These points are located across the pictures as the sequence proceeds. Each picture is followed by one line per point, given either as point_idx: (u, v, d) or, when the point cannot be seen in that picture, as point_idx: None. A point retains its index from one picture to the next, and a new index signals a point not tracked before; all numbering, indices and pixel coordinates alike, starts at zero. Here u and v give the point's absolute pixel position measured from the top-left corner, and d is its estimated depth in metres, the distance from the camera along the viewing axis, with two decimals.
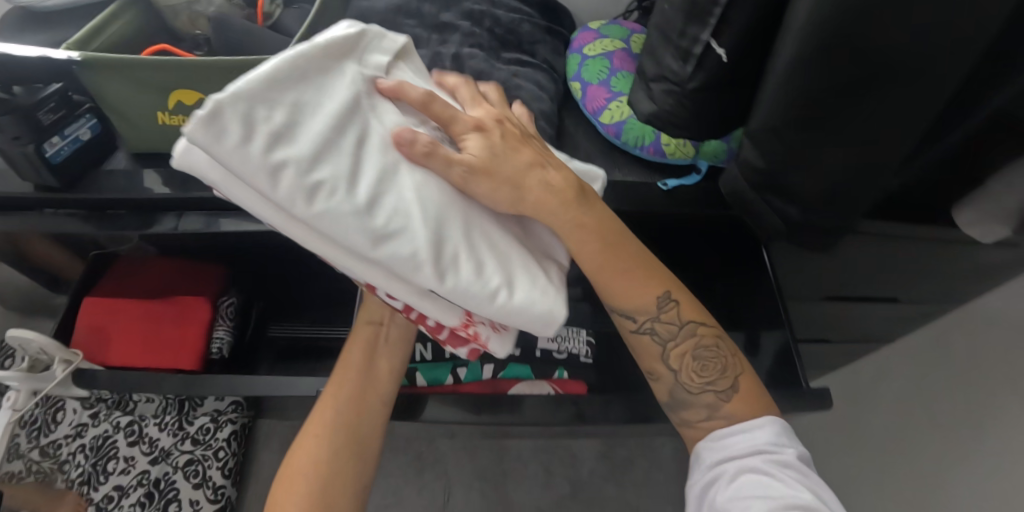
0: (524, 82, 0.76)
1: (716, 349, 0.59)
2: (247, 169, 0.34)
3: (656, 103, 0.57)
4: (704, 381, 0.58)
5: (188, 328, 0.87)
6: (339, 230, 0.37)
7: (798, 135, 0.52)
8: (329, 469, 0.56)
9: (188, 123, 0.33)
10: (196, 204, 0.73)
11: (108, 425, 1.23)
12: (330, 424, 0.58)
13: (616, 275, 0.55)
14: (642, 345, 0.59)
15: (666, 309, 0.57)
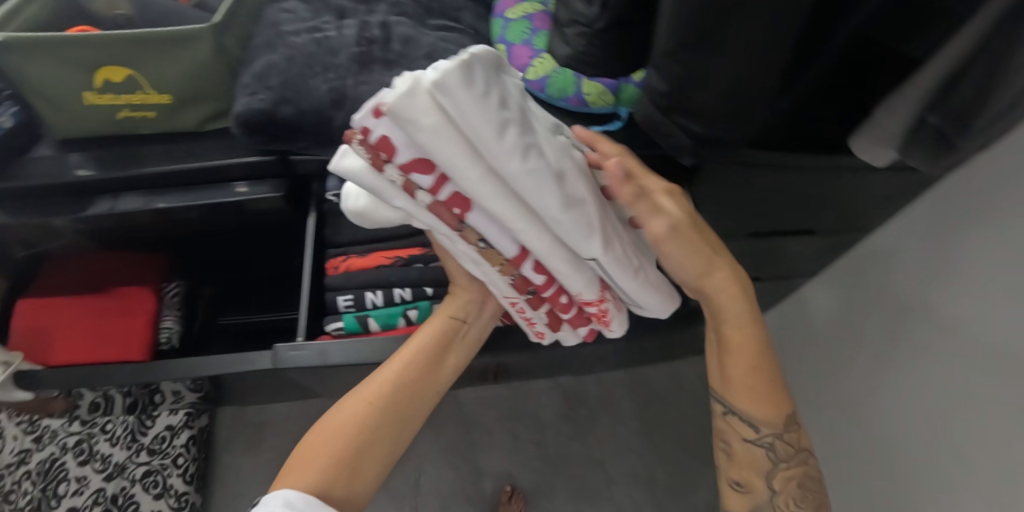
0: (452, 46, 0.80)
1: (811, 480, 0.66)
2: (488, 119, 0.43)
3: (571, 45, 0.59)
4: (796, 508, 0.64)
5: (136, 320, 0.87)
6: (540, 189, 0.46)
7: (693, 58, 0.52)
8: (370, 434, 0.56)
9: (445, 68, 0.41)
10: (132, 184, 0.73)
11: (54, 447, 1.16)
12: (377, 400, 0.57)
13: (754, 384, 0.63)
14: (751, 452, 0.65)
15: (789, 434, 0.64)
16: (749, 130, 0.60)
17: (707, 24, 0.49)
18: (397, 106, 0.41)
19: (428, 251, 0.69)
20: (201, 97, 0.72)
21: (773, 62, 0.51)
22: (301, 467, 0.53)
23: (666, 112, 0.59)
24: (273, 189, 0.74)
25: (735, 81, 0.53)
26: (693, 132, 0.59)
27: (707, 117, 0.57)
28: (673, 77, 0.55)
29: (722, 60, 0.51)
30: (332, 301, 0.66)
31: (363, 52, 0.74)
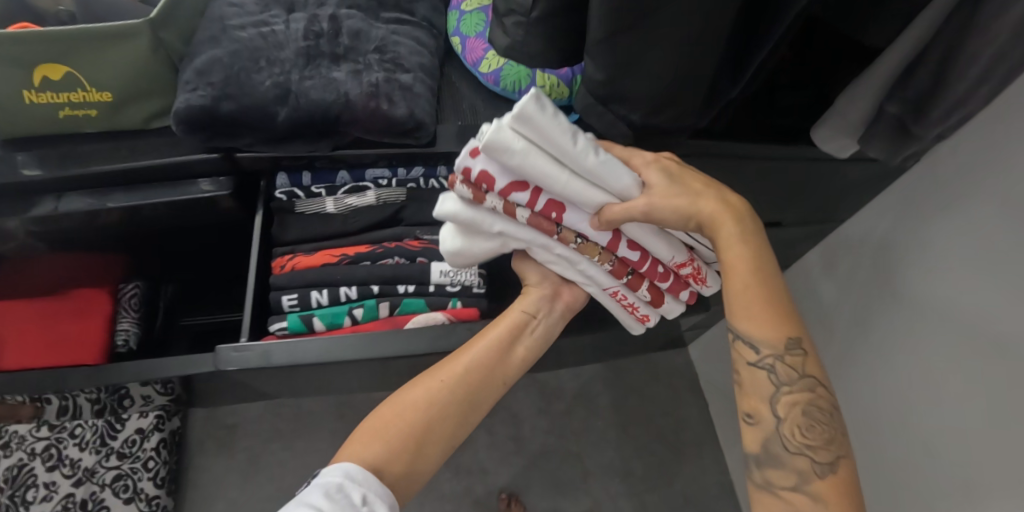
0: (404, 39, 0.78)
1: (829, 415, 0.55)
2: (564, 129, 0.53)
3: (510, 36, 0.59)
4: (805, 442, 0.54)
5: (91, 323, 0.86)
6: (615, 172, 0.56)
7: (625, 49, 0.51)
8: (432, 417, 0.58)
9: (527, 98, 0.51)
10: (77, 186, 0.72)
11: (21, 453, 1.13)
12: (445, 387, 0.60)
13: (745, 299, 0.57)
14: (753, 377, 0.57)
15: (794, 355, 0.56)
16: (690, 114, 0.60)
17: (636, 14, 0.48)
18: (499, 140, 0.52)
19: (375, 248, 0.69)
20: (145, 94, 0.70)
21: (706, 46, 0.52)
22: (363, 443, 0.55)
23: (600, 105, 0.58)
24: (221, 188, 0.73)
25: (671, 66, 0.53)
26: (632, 121, 0.59)
27: (645, 107, 0.57)
28: (605, 70, 0.54)
29: (655, 47, 0.51)
30: (276, 302, 0.65)
31: (310, 47, 0.73)
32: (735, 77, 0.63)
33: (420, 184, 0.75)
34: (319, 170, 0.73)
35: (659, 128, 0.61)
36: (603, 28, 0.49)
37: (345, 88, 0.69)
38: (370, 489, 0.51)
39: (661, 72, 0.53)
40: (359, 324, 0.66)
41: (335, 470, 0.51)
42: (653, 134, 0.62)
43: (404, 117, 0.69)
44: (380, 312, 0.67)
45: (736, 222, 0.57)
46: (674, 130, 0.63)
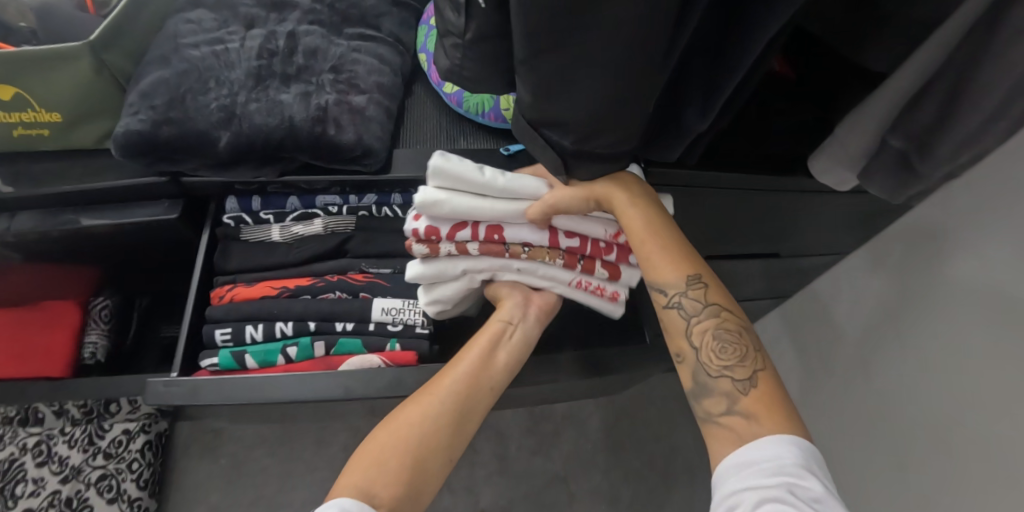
0: (364, 57, 0.75)
1: (742, 336, 0.55)
2: (470, 164, 0.60)
3: (449, 58, 0.54)
4: (723, 365, 0.54)
5: (57, 336, 0.85)
6: (525, 179, 0.62)
7: (547, 70, 0.45)
8: (420, 434, 0.54)
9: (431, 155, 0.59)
10: (28, 203, 0.70)
11: (14, 447, 1.16)
12: (432, 405, 0.56)
13: (648, 251, 0.59)
14: (669, 321, 0.58)
15: (696, 289, 0.56)
16: (630, 142, 0.53)
17: (552, 34, 0.41)
18: (423, 194, 0.58)
19: (316, 282, 0.66)
20: (96, 113, 0.69)
21: (643, 79, 0.44)
22: (354, 473, 0.51)
23: (534, 123, 0.52)
24: (167, 211, 0.70)
25: (602, 96, 0.46)
26: (565, 146, 0.53)
27: (577, 132, 0.51)
28: (530, 87, 0.47)
29: (580, 73, 0.44)
30: (209, 335, 0.64)
31: (262, 66, 0.70)
32: (704, 111, 0.54)
33: (371, 212, 0.72)
34: (269, 194, 0.71)
35: (597, 156, 0.54)
36: (521, 44, 0.43)
37: (289, 112, 0.66)
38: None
39: (592, 98, 0.46)
40: (292, 363, 0.64)
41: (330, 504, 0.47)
42: (593, 164, 0.55)
43: (350, 143, 0.66)
44: (315, 351, 0.64)
45: (626, 191, 0.60)
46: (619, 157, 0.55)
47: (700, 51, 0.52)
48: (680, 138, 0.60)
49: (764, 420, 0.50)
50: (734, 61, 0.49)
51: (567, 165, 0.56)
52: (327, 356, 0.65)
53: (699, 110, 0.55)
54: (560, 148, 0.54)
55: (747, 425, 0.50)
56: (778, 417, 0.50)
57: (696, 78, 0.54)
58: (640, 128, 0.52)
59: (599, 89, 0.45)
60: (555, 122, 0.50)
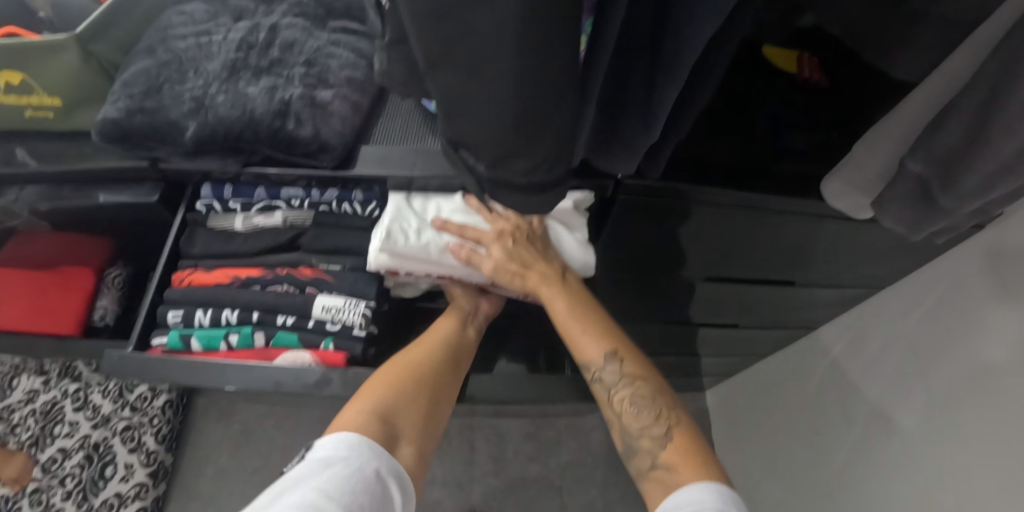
0: (341, 50, 0.75)
1: (654, 400, 0.68)
2: (415, 252, 0.68)
3: (379, 61, 0.55)
4: (642, 426, 0.67)
5: (72, 297, 0.92)
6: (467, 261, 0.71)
7: (449, 85, 0.41)
8: (419, 379, 0.66)
9: (377, 248, 0.66)
10: (36, 179, 0.77)
11: (57, 391, 1.29)
12: (424, 356, 0.69)
13: (573, 336, 0.72)
14: (597, 392, 0.71)
15: (613, 364, 0.70)
16: (551, 174, 0.48)
17: (444, 43, 0.38)
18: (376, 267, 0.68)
19: (266, 274, 0.70)
20: (93, 99, 0.74)
21: (549, 104, 0.41)
22: (369, 401, 0.62)
23: (452, 144, 0.50)
24: (148, 193, 0.75)
25: (505, 123, 0.42)
26: (481, 172, 0.50)
27: (486, 158, 0.47)
28: (438, 101, 0.44)
29: (473, 94, 0.41)
30: (162, 315, 0.68)
31: (238, 58, 0.72)
32: (647, 121, 0.50)
33: (331, 207, 0.72)
34: (240, 184, 0.72)
35: (516, 188, 0.50)
36: (419, 52, 0.40)
37: (252, 105, 0.67)
38: (380, 462, 0.57)
39: (492, 118, 0.42)
40: (234, 350, 0.68)
41: (347, 430, 0.58)
42: (513, 199, 0.51)
43: (307, 138, 0.66)
44: (255, 341, 0.68)
45: (550, 285, 0.72)
46: (552, 187, 0.51)
47: (642, 55, 0.46)
48: (630, 151, 0.55)
49: (679, 468, 0.63)
50: (672, 65, 0.44)
51: (488, 196, 0.53)
52: (266, 347, 0.69)
53: (643, 122, 0.51)
54: (479, 171, 0.50)
55: (668, 475, 0.63)
56: (690, 465, 0.62)
57: (638, 86, 0.49)
58: (561, 157, 0.47)
59: (496, 109, 0.41)
60: (467, 141, 0.47)
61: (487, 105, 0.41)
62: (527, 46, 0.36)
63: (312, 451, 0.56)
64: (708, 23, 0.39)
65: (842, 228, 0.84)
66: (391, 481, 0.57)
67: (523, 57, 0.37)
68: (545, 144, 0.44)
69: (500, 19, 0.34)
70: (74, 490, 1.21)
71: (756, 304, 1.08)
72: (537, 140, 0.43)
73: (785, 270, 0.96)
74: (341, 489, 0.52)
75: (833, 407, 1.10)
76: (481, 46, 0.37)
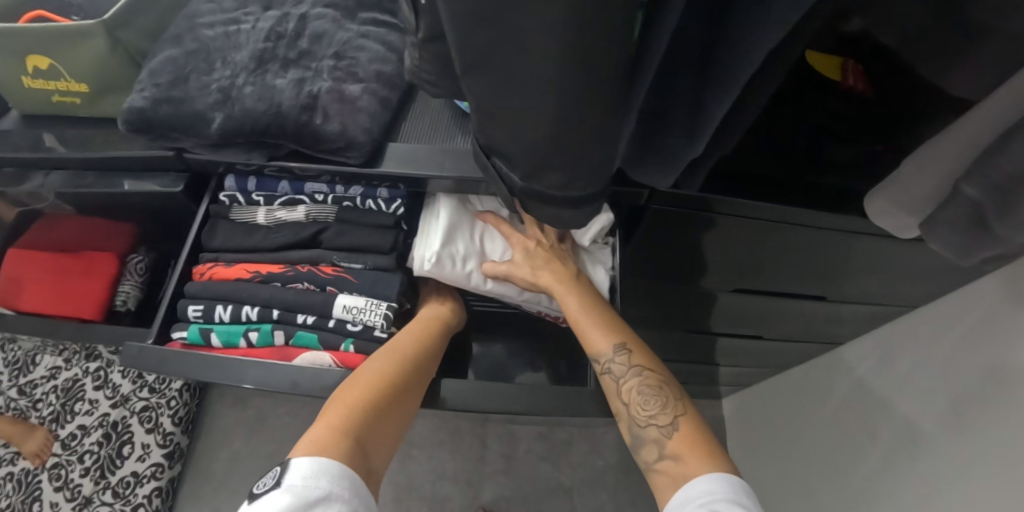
0: (371, 43, 0.73)
1: (662, 389, 0.66)
2: (454, 273, 0.72)
3: (412, 60, 0.53)
4: (649, 415, 0.64)
5: (95, 281, 0.92)
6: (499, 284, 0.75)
7: (485, 95, 0.40)
8: (392, 391, 0.62)
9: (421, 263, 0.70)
10: (63, 164, 0.76)
11: (78, 369, 1.31)
12: (391, 367, 0.64)
13: (584, 328, 0.69)
14: (604, 385, 0.68)
15: (622, 355, 0.67)
16: (588, 188, 0.47)
17: (483, 55, 0.36)
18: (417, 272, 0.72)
19: (286, 271, 0.69)
20: (120, 86, 0.73)
21: (588, 123, 0.39)
22: (335, 428, 0.56)
23: (486, 150, 0.49)
24: (173, 184, 0.74)
25: (540, 138, 0.41)
26: (514, 181, 0.49)
27: (521, 168, 0.46)
28: (472, 108, 0.43)
29: (511, 106, 0.39)
30: (183, 310, 0.68)
31: (266, 49, 0.70)
32: (692, 135, 0.48)
33: (356, 203, 0.71)
34: (264, 176, 0.72)
35: (550, 198, 0.48)
36: (455, 60, 0.38)
37: (280, 98, 0.66)
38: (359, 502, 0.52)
39: (530, 131, 0.40)
40: (253, 347, 0.68)
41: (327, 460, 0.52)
42: (546, 209, 0.50)
43: (333, 135, 0.65)
44: (275, 340, 0.68)
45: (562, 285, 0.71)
46: (587, 199, 0.49)
47: (691, 66, 0.44)
48: (669, 164, 0.53)
49: (688, 458, 0.61)
50: (723, 80, 0.41)
51: (520, 202, 0.52)
52: (285, 345, 0.68)
53: (687, 136, 0.48)
54: (514, 179, 0.49)
55: (676, 467, 0.61)
56: (701, 457, 0.60)
57: (685, 97, 0.46)
58: (599, 172, 0.45)
59: (535, 122, 0.39)
60: (503, 149, 0.45)
61: (526, 118, 0.39)
62: (569, 68, 0.34)
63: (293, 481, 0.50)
64: (769, 39, 0.36)
65: (882, 246, 0.80)
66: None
67: (565, 78, 0.35)
68: (583, 160, 0.43)
69: (544, 35, 0.32)
70: (92, 466, 1.25)
71: (782, 317, 1.05)
72: (575, 154, 0.41)
73: (816, 285, 0.93)
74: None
75: (857, 427, 1.06)
76: (523, 60, 0.35)
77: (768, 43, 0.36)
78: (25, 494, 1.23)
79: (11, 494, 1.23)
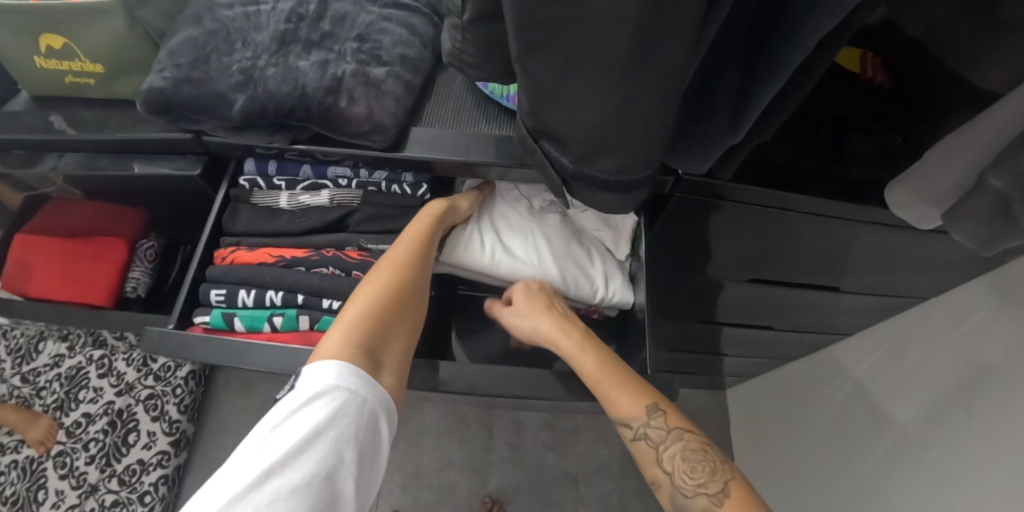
0: (393, 26, 0.72)
1: (706, 452, 0.62)
2: (472, 260, 0.76)
3: (451, 41, 0.52)
4: (696, 483, 0.60)
5: (105, 265, 0.91)
6: (517, 271, 0.76)
7: (544, 75, 0.40)
8: (399, 286, 0.64)
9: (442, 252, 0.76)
10: (76, 146, 0.75)
11: (82, 357, 1.30)
12: (405, 259, 0.66)
13: (612, 389, 0.65)
14: (639, 451, 0.64)
15: (658, 417, 0.63)
16: (640, 174, 0.48)
17: (549, 31, 0.36)
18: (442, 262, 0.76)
19: (311, 255, 0.69)
20: (137, 67, 0.72)
21: (651, 105, 0.40)
22: (349, 333, 0.58)
23: (534, 135, 0.49)
24: (191, 167, 0.72)
25: (602, 118, 0.42)
26: (564, 165, 0.50)
27: (574, 151, 0.47)
28: (528, 92, 0.43)
29: (573, 86, 0.40)
30: (205, 295, 0.67)
31: (288, 30, 0.69)
32: (734, 121, 0.47)
33: (380, 188, 0.72)
34: (285, 160, 0.71)
35: (601, 182, 0.49)
36: (512, 41, 0.38)
37: (304, 80, 0.65)
38: (376, 400, 0.56)
39: (590, 110, 0.42)
40: (277, 332, 0.67)
41: (337, 360, 0.55)
42: (587, 190, 0.51)
43: (359, 118, 0.64)
44: (300, 324, 0.67)
45: (574, 338, 0.70)
46: (633, 185, 0.49)
47: (739, 49, 0.44)
48: (707, 152, 0.53)
49: None
50: (776, 64, 0.40)
51: (568, 187, 0.53)
52: (310, 330, 0.67)
53: (729, 123, 0.48)
54: (564, 163, 0.49)
55: None
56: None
57: (729, 82, 0.46)
58: (651, 158, 0.46)
59: (597, 99, 0.40)
60: (558, 133, 0.46)
61: (590, 94, 0.40)
62: (641, 44, 0.35)
63: (327, 380, 0.53)
64: (824, 25, 0.35)
65: (902, 236, 0.80)
66: (379, 417, 0.56)
67: (630, 55, 0.36)
68: (638, 143, 0.43)
69: (615, 9, 0.33)
70: (98, 454, 1.24)
71: (794, 308, 1.05)
72: (631, 134, 0.42)
73: (831, 275, 0.93)
74: (347, 434, 0.52)
75: (864, 417, 1.07)
76: (591, 35, 0.36)
77: (823, 25, 0.35)
78: (31, 482, 1.22)
79: (16, 482, 1.22)
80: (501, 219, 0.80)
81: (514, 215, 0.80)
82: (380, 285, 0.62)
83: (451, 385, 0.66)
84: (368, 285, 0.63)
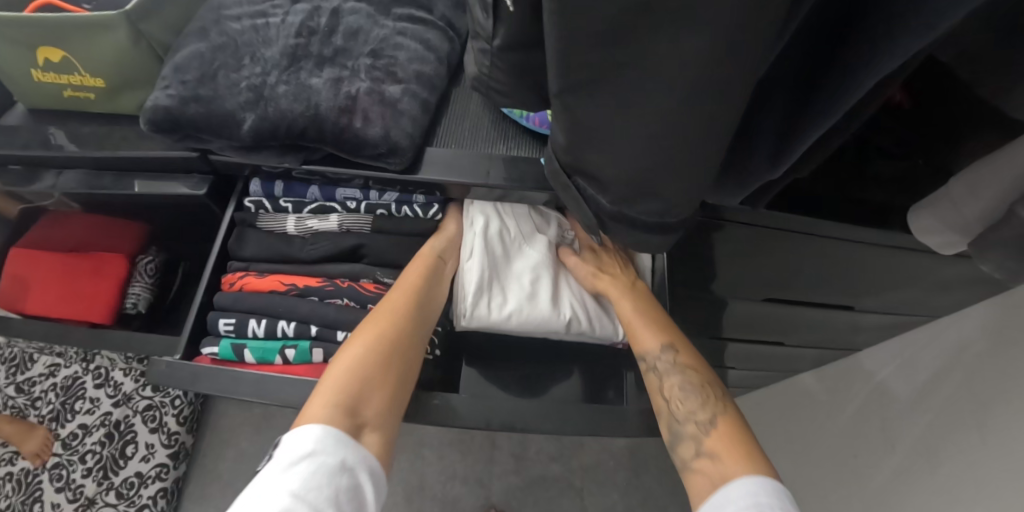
0: (408, 41, 0.69)
1: (704, 388, 0.65)
2: (493, 317, 0.69)
3: (477, 65, 0.50)
4: (690, 411, 0.63)
5: (103, 282, 0.88)
6: (540, 321, 0.69)
7: (587, 112, 0.39)
8: (384, 342, 0.62)
9: (464, 314, 0.69)
10: (75, 163, 0.72)
11: (78, 367, 1.27)
12: (393, 312, 0.64)
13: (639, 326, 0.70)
14: (648, 382, 0.67)
15: (669, 354, 0.67)
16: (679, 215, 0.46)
17: (594, 71, 0.35)
18: (466, 324, 0.69)
19: (326, 285, 0.68)
20: (139, 81, 0.69)
21: (696, 151, 0.38)
22: (331, 395, 0.57)
23: (568, 171, 0.48)
24: (195, 187, 0.70)
25: (644, 160, 0.41)
26: (601, 203, 0.48)
27: (612, 191, 0.46)
28: (570, 130, 0.42)
29: (617, 128, 0.39)
30: (214, 324, 0.66)
31: (299, 45, 0.67)
32: (778, 158, 0.45)
33: (391, 210, 0.71)
34: (292, 181, 0.69)
35: (640, 220, 0.48)
36: (553, 80, 0.38)
37: (317, 99, 0.63)
38: (355, 460, 0.54)
39: (635, 154, 0.40)
40: (290, 365, 0.65)
41: (315, 425, 0.54)
42: (619, 224, 0.50)
43: (375, 138, 0.61)
44: (314, 358, 0.65)
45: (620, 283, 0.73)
46: (671, 224, 0.48)
47: (785, 85, 0.42)
48: (744, 184, 0.51)
49: (725, 457, 0.58)
50: (827, 106, 0.38)
51: (601, 222, 0.51)
52: (324, 363, 0.66)
53: (771, 158, 0.46)
54: (601, 201, 0.48)
55: (713, 465, 0.59)
56: (736, 453, 0.58)
57: (776, 119, 0.44)
58: (691, 200, 0.44)
59: (643, 143, 0.39)
60: (599, 174, 0.45)
61: (635, 137, 0.39)
62: (692, 94, 0.34)
63: (306, 447, 0.52)
64: (882, 70, 0.33)
65: (921, 261, 0.79)
66: (360, 476, 0.54)
67: (680, 100, 0.35)
68: (683, 186, 0.42)
69: (669, 54, 0.32)
70: (95, 467, 1.21)
71: (806, 326, 1.04)
72: (677, 179, 0.41)
73: (847, 295, 0.92)
74: (324, 498, 0.50)
75: (872, 434, 1.07)
76: (640, 77, 0.34)
77: (880, 68, 0.33)
78: (26, 495, 1.19)
79: (11, 495, 1.19)
80: (507, 260, 0.72)
81: (521, 253, 0.73)
82: (360, 342, 0.61)
83: (466, 414, 0.64)
84: (354, 344, 0.61)
